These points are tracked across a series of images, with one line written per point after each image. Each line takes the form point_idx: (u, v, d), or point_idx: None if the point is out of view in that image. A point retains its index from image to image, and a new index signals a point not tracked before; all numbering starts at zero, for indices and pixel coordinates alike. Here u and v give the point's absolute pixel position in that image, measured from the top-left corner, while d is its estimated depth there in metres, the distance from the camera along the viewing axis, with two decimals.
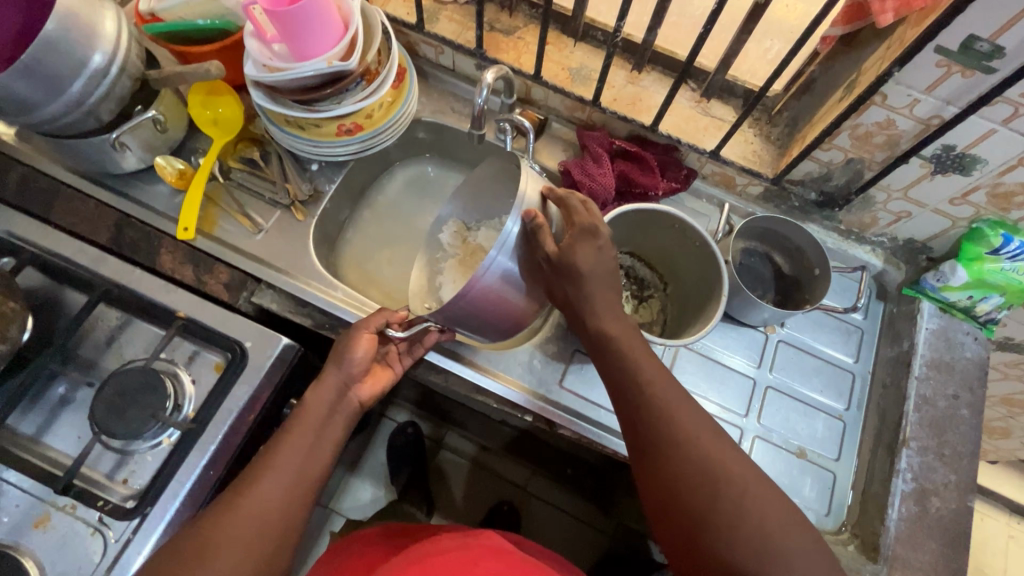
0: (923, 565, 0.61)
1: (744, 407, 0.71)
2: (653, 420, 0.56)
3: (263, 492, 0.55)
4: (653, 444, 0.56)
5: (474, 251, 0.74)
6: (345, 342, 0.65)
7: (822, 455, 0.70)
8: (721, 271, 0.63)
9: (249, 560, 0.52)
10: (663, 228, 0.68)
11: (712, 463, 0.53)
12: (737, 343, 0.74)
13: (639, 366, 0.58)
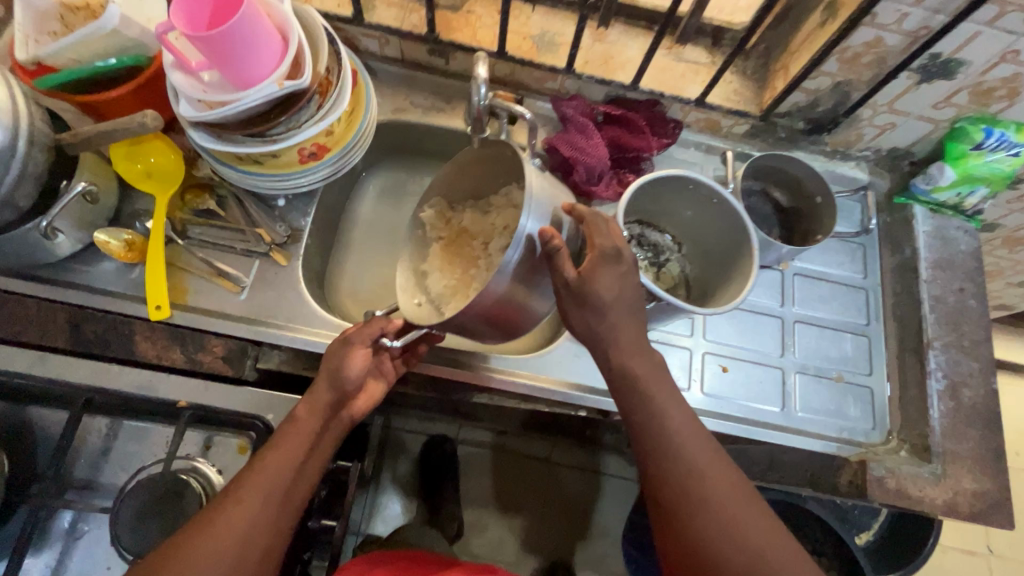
0: (970, 452, 0.66)
1: (778, 345, 0.73)
2: (679, 471, 0.54)
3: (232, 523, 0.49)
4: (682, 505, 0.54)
5: (459, 233, 0.70)
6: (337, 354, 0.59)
7: (857, 374, 0.73)
8: (743, 222, 0.61)
9: None
10: (672, 189, 0.65)
11: (751, 522, 0.53)
12: (758, 287, 0.75)
13: (668, 417, 0.56)
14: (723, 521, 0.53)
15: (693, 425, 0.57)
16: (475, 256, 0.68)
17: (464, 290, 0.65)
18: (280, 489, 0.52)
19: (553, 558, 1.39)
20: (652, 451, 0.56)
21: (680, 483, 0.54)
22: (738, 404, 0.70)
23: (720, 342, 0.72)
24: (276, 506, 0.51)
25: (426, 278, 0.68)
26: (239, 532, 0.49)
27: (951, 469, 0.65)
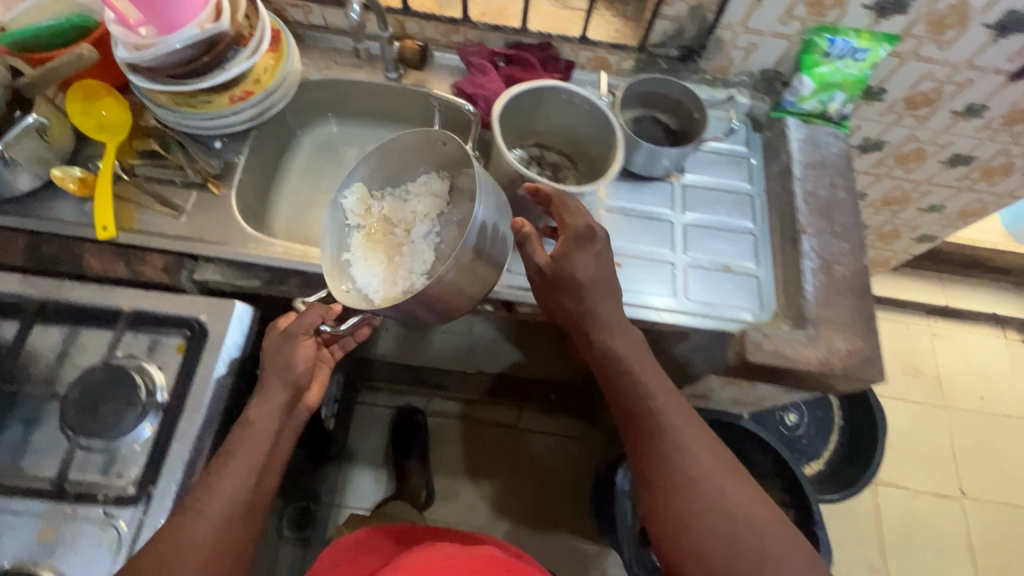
0: (843, 318, 0.72)
1: (670, 244, 0.81)
2: (664, 445, 0.62)
3: (206, 528, 0.55)
4: (668, 473, 0.61)
5: (380, 223, 0.77)
6: (281, 350, 0.64)
7: (744, 265, 0.80)
8: (612, 122, 0.71)
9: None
10: (555, 105, 0.75)
11: (730, 486, 0.60)
12: (651, 196, 0.84)
13: (656, 395, 0.64)
14: (705, 503, 0.59)
15: (678, 403, 0.65)
16: (398, 244, 0.76)
17: (394, 277, 0.72)
18: (243, 481, 0.58)
19: (524, 521, 1.41)
20: (641, 427, 0.64)
21: (667, 453, 0.62)
22: (631, 292, 0.76)
23: (616, 242, 0.80)
24: (244, 496, 0.58)
25: (350, 266, 0.73)
26: (206, 529, 0.55)
27: (823, 331, 0.71)
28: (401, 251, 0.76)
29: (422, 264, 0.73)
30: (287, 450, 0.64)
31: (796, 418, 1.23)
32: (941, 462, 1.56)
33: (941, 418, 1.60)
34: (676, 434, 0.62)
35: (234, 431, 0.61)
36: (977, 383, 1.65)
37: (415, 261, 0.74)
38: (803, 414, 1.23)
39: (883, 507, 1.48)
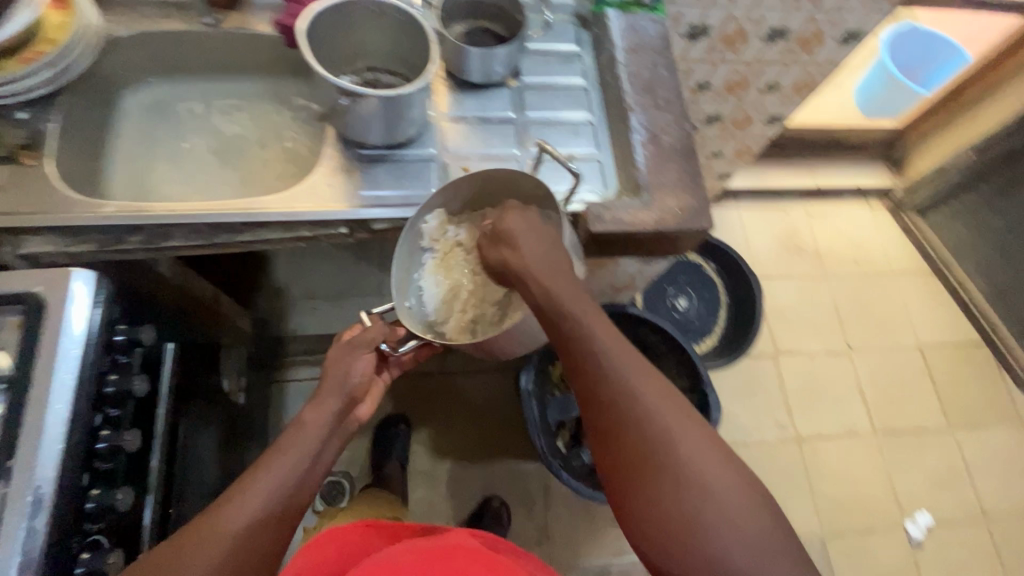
0: (673, 180, 0.79)
1: (515, 143, 0.84)
2: (633, 418, 0.59)
3: (236, 520, 0.57)
4: (639, 450, 0.58)
5: (455, 249, 0.81)
6: (344, 359, 0.74)
7: (585, 152, 0.84)
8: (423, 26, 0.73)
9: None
10: (369, 22, 0.76)
11: (703, 456, 0.58)
12: (491, 103, 0.86)
13: (625, 367, 0.61)
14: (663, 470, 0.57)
15: (647, 374, 0.62)
16: (465, 272, 0.81)
17: (458, 307, 0.80)
18: (273, 493, 0.61)
19: (464, 456, 1.46)
20: (610, 403, 0.60)
21: (638, 426, 0.59)
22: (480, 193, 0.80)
23: (461, 150, 0.82)
24: (275, 508, 0.60)
25: (421, 290, 0.81)
26: (225, 538, 0.56)
27: (656, 196, 0.78)
28: (470, 279, 0.81)
29: (485, 296, 0.80)
30: (331, 457, 0.70)
31: (688, 303, 1.34)
32: (829, 324, 1.73)
33: (825, 287, 1.77)
34: (645, 406, 0.59)
35: (285, 434, 0.67)
36: (850, 251, 1.83)
37: (481, 292, 0.80)
38: (693, 298, 1.34)
39: (785, 373, 1.65)
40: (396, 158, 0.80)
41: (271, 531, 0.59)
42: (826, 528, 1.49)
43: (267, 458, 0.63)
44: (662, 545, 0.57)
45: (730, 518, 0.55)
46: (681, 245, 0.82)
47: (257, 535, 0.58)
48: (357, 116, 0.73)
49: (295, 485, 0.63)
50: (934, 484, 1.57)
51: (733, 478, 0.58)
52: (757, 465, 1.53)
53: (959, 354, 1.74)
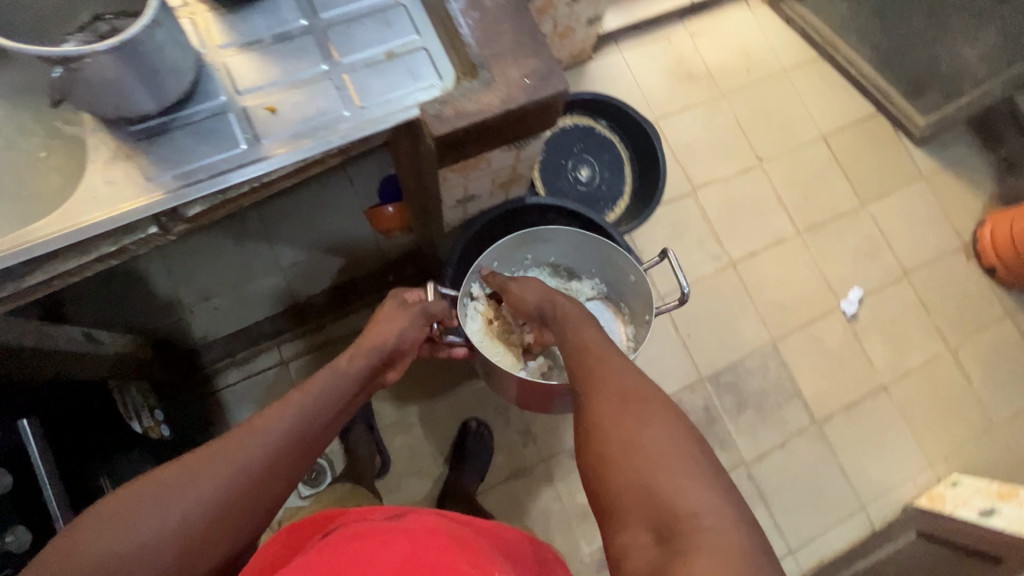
0: (510, 45, 0.68)
1: (319, 59, 0.69)
2: (610, 417, 0.64)
3: (273, 428, 0.67)
4: (614, 442, 0.62)
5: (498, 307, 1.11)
6: (385, 310, 0.89)
7: (404, 42, 0.71)
8: None
9: (243, 468, 0.63)
10: None
11: (671, 454, 0.59)
12: (274, 18, 0.70)
13: (614, 376, 0.69)
14: (626, 441, 0.61)
15: (642, 384, 0.68)
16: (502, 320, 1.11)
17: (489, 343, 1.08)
18: (297, 437, 0.69)
19: (429, 395, 1.44)
20: (598, 401, 0.67)
21: (614, 425, 0.63)
22: (300, 131, 0.67)
23: (257, 88, 0.67)
24: (301, 427, 0.70)
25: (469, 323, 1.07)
26: (264, 435, 0.66)
27: (496, 70, 0.66)
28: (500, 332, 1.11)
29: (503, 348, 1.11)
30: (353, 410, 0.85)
31: (591, 173, 1.27)
32: (737, 143, 1.71)
33: (725, 107, 1.72)
34: (627, 408, 0.64)
35: (326, 371, 0.79)
36: (740, 61, 1.76)
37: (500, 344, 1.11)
38: (595, 167, 1.27)
39: (706, 206, 1.65)
40: (182, 122, 0.65)
41: (287, 469, 0.67)
42: (775, 333, 1.59)
43: (295, 404, 0.72)
44: (622, 512, 0.58)
45: (682, 483, 0.56)
46: (544, 116, 0.72)
47: (279, 468, 0.66)
48: (95, 85, 0.56)
49: (317, 435, 0.73)
50: (859, 260, 1.67)
51: (690, 454, 0.59)
52: (701, 300, 1.59)
53: (859, 132, 1.77)
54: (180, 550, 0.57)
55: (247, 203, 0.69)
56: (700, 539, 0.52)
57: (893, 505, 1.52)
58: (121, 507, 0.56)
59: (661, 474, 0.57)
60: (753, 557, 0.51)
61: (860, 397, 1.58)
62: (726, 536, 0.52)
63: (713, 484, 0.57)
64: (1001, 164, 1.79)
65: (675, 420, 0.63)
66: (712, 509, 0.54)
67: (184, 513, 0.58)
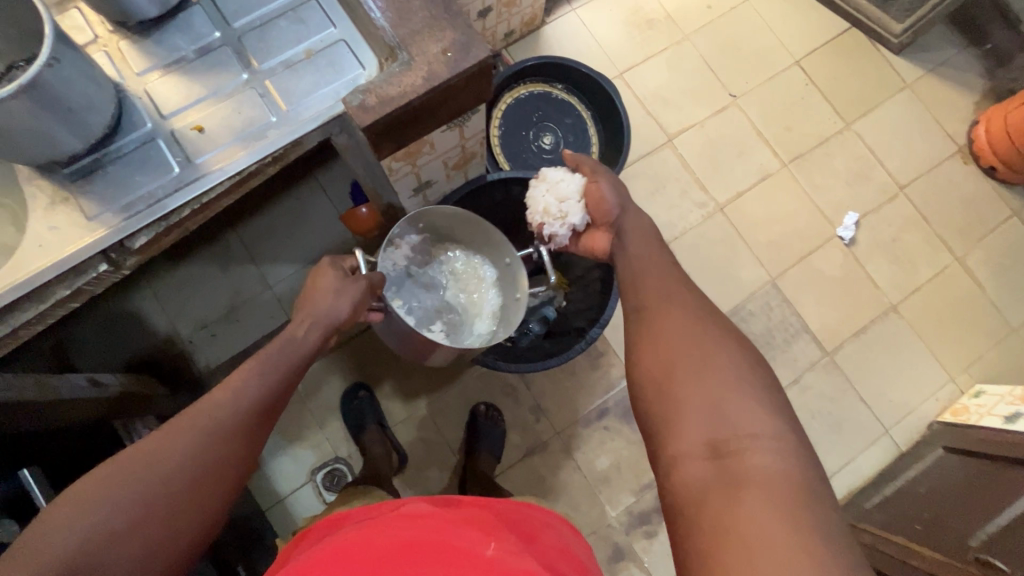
0: (425, 20, 0.66)
1: (239, 68, 0.68)
2: (669, 325, 0.68)
3: (237, 397, 0.65)
4: (682, 346, 0.65)
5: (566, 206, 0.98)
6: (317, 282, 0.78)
7: (322, 38, 0.69)
8: None
9: (211, 443, 0.61)
10: None
11: (730, 372, 0.61)
12: (187, 35, 0.69)
13: (678, 294, 0.73)
14: (697, 360, 0.63)
15: (704, 308, 0.71)
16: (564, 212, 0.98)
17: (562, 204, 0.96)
18: (261, 405, 0.66)
19: (434, 387, 1.45)
20: (663, 307, 0.71)
21: (677, 330, 0.67)
22: (232, 144, 0.66)
23: (182, 109, 0.67)
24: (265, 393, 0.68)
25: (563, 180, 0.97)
26: (229, 407, 0.64)
27: (415, 48, 0.65)
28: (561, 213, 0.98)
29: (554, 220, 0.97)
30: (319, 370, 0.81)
31: (554, 140, 1.25)
32: (707, 84, 1.65)
33: (690, 49, 1.66)
34: (689, 322, 0.68)
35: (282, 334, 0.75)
36: None
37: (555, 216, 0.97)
38: (557, 133, 1.26)
39: (685, 154, 1.61)
40: (113, 156, 0.65)
41: (258, 432, 0.66)
42: (773, 271, 1.56)
43: (257, 369, 0.69)
44: (677, 428, 0.60)
45: (741, 406, 0.58)
46: (477, 87, 0.70)
47: (244, 436, 0.64)
48: (12, 135, 0.56)
49: (282, 398, 0.70)
50: (851, 183, 1.62)
51: (754, 387, 0.60)
52: (693, 250, 1.56)
53: (834, 50, 1.70)
54: (165, 522, 0.56)
55: (195, 226, 0.69)
56: (747, 460, 0.54)
57: (917, 425, 1.50)
58: (88, 492, 0.54)
59: (729, 400, 0.59)
60: (800, 477, 0.53)
61: (869, 322, 1.54)
62: (777, 459, 0.54)
63: (771, 409, 0.59)
64: (989, 58, 1.70)
65: (743, 351, 0.64)
66: (767, 432, 0.56)
67: (159, 487, 0.56)
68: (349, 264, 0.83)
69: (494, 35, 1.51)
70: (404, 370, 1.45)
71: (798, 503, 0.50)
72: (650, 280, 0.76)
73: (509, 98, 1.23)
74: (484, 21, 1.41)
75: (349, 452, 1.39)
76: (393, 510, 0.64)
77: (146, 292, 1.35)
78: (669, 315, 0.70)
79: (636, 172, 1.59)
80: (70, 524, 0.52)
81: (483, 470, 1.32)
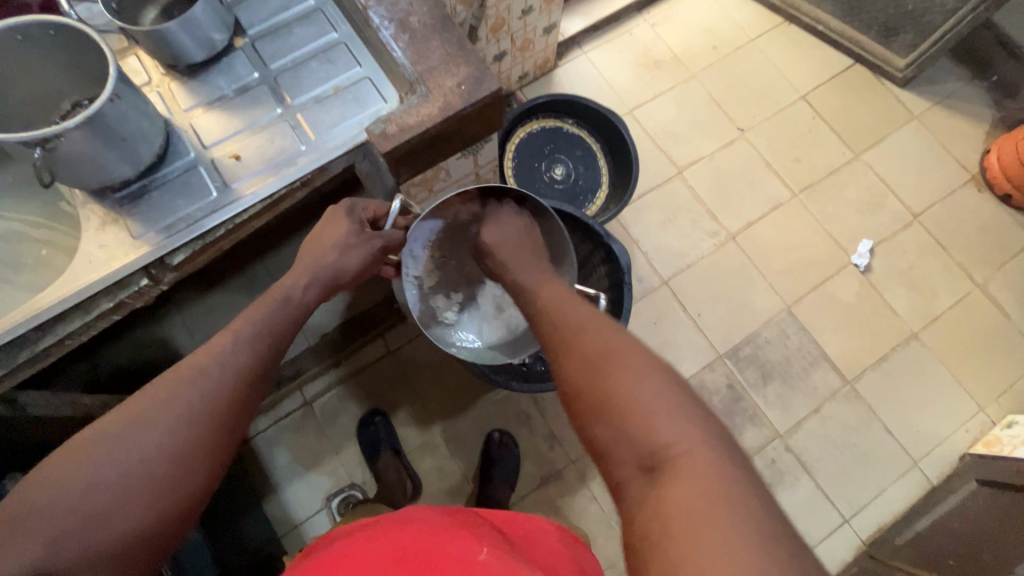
0: (442, 57, 0.72)
1: (274, 103, 0.75)
2: (580, 356, 0.62)
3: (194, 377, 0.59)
4: (598, 372, 0.59)
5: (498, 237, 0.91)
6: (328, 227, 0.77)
7: (349, 75, 0.76)
8: (78, 28, 0.63)
9: (168, 430, 0.56)
10: (25, 58, 0.66)
11: (648, 387, 0.56)
12: (229, 75, 0.77)
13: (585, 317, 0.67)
14: (611, 387, 0.57)
15: (610, 327, 0.65)
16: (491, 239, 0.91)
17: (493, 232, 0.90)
18: (243, 389, 0.61)
19: (448, 413, 1.46)
20: (568, 337, 0.65)
21: (583, 360, 0.61)
22: (264, 170, 0.72)
23: (221, 140, 0.74)
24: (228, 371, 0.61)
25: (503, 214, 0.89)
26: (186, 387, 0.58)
27: (431, 83, 0.71)
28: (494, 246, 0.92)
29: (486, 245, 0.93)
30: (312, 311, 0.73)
31: (565, 171, 1.31)
32: (716, 118, 1.71)
33: (697, 86, 1.73)
34: (592, 348, 0.62)
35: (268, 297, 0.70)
36: (705, 40, 1.78)
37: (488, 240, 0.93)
38: (569, 164, 1.31)
39: (695, 185, 1.65)
40: (159, 183, 0.72)
41: (238, 419, 0.61)
42: (789, 298, 1.56)
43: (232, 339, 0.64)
44: (608, 456, 0.56)
45: (665, 416, 0.53)
46: (489, 117, 0.76)
47: (210, 416, 0.58)
48: (74, 162, 0.63)
49: (264, 367, 0.65)
50: (863, 211, 1.63)
51: (664, 389, 0.56)
52: (706, 277, 1.57)
53: (840, 85, 1.75)
54: (137, 512, 0.53)
55: (227, 244, 0.75)
56: (682, 467, 0.50)
57: (948, 458, 1.44)
58: (53, 478, 0.51)
59: (642, 415, 0.54)
60: (730, 464, 0.51)
61: (890, 350, 1.52)
62: (704, 451, 0.51)
63: (688, 407, 0.55)
64: (996, 90, 1.73)
65: (658, 360, 0.59)
66: (693, 434, 0.52)
67: (115, 483, 0.52)
68: (367, 214, 0.81)
69: (509, 77, 1.61)
70: (419, 397, 1.47)
71: (731, 497, 0.47)
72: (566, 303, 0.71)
73: (522, 132, 1.31)
74: (499, 64, 1.51)
75: (364, 478, 1.40)
76: (392, 517, 0.64)
77: (177, 318, 1.41)
78: (578, 346, 0.63)
79: (647, 202, 1.63)
80: (38, 511, 0.49)
81: (497, 497, 1.31)
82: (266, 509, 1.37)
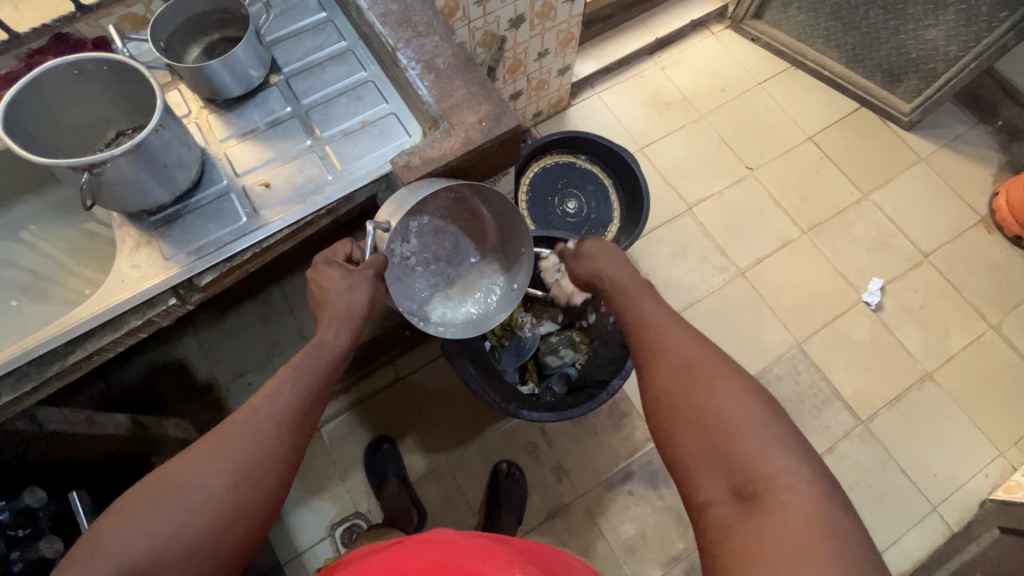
0: (464, 96, 0.76)
1: (303, 135, 0.80)
2: (665, 371, 0.62)
3: (252, 420, 0.60)
4: (686, 391, 0.59)
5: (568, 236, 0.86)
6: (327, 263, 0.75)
7: (375, 110, 0.81)
8: (130, 63, 0.68)
9: (226, 472, 0.56)
10: (79, 93, 0.72)
11: (740, 412, 0.55)
12: (262, 109, 0.81)
13: (666, 332, 0.66)
14: (705, 408, 0.57)
15: (698, 344, 0.64)
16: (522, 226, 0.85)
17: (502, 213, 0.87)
18: (295, 420, 0.63)
19: (455, 443, 1.46)
20: (651, 350, 0.66)
21: (670, 374, 0.61)
22: (293, 198, 0.76)
23: (252, 169, 0.78)
24: (285, 418, 0.62)
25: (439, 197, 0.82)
26: (246, 430, 0.60)
27: (454, 118, 0.75)
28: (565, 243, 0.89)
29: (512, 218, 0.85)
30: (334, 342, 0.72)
31: (577, 205, 1.34)
32: (725, 157, 1.75)
33: (706, 126, 1.78)
34: (676, 364, 0.62)
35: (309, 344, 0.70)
36: (714, 83, 1.84)
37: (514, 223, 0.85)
38: (580, 198, 1.35)
39: (705, 221, 1.67)
40: (192, 207, 0.75)
41: (290, 459, 0.61)
42: (800, 334, 1.56)
43: (286, 377, 0.66)
44: (698, 475, 0.55)
45: (763, 446, 0.53)
46: (507, 151, 0.79)
47: (266, 459, 0.59)
48: (116, 185, 0.67)
49: (315, 411, 0.66)
50: (872, 250, 1.64)
51: (763, 410, 0.55)
52: (716, 311, 1.58)
53: (847, 127, 1.80)
54: (199, 545, 0.53)
55: (252, 268, 0.77)
56: (777, 504, 0.49)
57: (969, 502, 1.40)
58: (123, 511, 0.52)
59: (741, 439, 0.53)
60: (829, 500, 0.50)
61: (905, 390, 1.50)
62: (802, 488, 0.50)
63: (785, 437, 0.54)
64: (1001, 134, 1.76)
65: (754, 388, 0.57)
66: (795, 471, 0.51)
67: (173, 525, 0.52)
68: (340, 256, 0.77)
69: (523, 115, 1.67)
70: (425, 425, 1.47)
71: (835, 537, 0.47)
72: (644, 313, 0.70)
73: (536, 166, 1.35)
74: (515, 103, 1.57)
75: (369, 507, 1.38)
76: (418, 536, 0.65)
77: (192, 340, 1.44)
78: (662, 360, 0.63)
79: (657, 237, 1.66)
80: (108, 546, 0.50)
81: (504, 531, 1.29)
82: (270, 535, 1.35)
